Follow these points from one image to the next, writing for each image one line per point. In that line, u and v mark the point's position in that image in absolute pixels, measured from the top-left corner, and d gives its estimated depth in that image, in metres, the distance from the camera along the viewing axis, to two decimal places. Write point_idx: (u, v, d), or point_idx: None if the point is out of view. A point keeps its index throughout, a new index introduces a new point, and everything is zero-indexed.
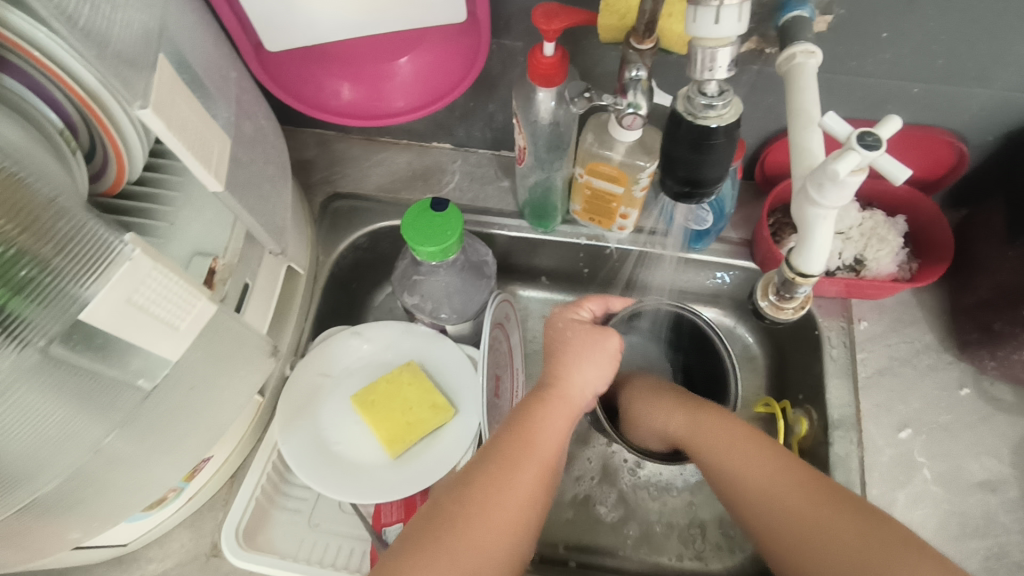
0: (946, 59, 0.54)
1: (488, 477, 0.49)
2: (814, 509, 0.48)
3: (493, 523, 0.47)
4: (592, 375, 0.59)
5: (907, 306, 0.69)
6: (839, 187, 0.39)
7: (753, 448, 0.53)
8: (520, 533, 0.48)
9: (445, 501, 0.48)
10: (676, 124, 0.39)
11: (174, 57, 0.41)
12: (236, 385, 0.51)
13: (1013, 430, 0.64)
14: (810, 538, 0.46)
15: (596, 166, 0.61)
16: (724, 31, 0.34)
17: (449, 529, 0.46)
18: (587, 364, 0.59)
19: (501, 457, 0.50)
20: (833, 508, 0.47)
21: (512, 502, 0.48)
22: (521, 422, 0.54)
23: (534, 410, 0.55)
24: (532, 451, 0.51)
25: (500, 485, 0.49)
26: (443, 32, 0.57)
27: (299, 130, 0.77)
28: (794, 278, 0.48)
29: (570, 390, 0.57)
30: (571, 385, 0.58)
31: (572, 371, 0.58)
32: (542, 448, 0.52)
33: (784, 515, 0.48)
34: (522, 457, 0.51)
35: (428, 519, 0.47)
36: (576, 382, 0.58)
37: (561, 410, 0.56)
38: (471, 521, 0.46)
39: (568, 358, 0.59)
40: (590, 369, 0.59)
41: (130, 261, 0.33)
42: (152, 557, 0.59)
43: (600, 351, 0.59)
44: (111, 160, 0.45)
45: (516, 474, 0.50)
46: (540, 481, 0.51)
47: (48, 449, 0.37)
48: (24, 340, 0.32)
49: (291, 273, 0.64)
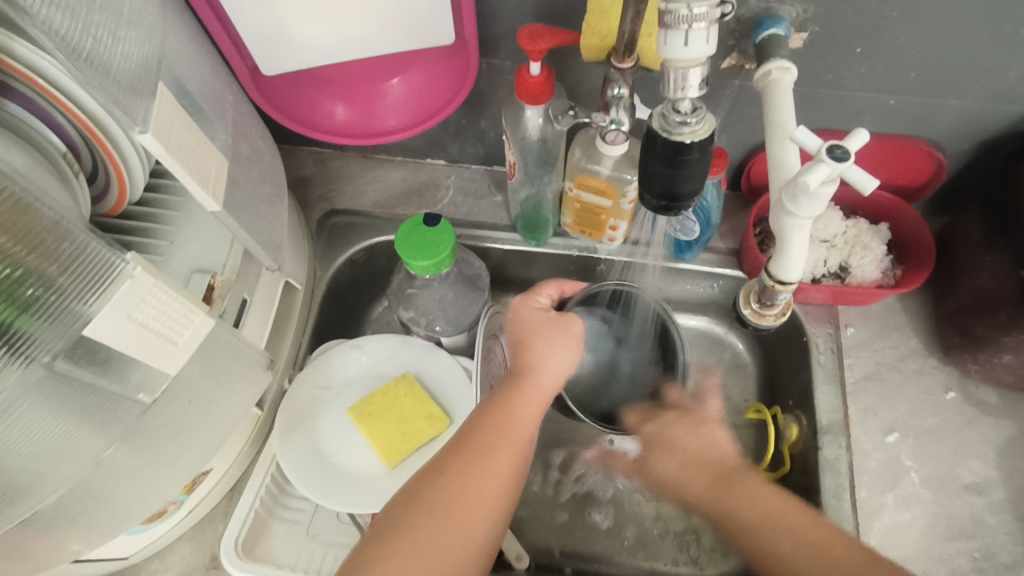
0: (919, 72, 0.56)
1: (459, 466, 0.50)
2: (770, 511, 0.51)
3: (472, 510, 0.48)
4: (562, 360, 0.59)
5: (892, 312, 0.71)
6: (812, 199, 0.41)
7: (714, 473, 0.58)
8: (492, 519, 0.49)
9: (420, 487, 0.49)
10: (651, 141, 0.41)
11: (172, 83, 0.43)
12: (233, 399, 0.52)
13: (999, 432, 0.65)
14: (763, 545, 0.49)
15: (584, 179, 0.63)
16: (694, 53, 0.36)
17: (422, 513, 0.47)
18: (556, 349, 0.60)
19: (475, 444, 0.51)
20: (785, 509, 0.51)
21: (488, 489, 0.49)
22: (496, 406, 0.54)
23: (510, 395, 0.55)
24: (504, 436, 0.52)
25: (472, 473, 0.50)
26: (434, 53, 0.59)
27: (296, 149, 0.79)
28: (773, 285, 0.50)
29: (542, 377, 0.58)
30: (543, 373, 0.58)
31: (543, 357, 0.59)
32: (516, 433, 0.53)
33: (743, 528, 0.52)
34: (497, 443, 0.52)
35: (402, 509, 0.48)
36: (549, 369, 0.59)
37: (535, 398, 0.56)
38: (448, 508, 0.48)
39: (538, 345, 0.60)
40: (561, 355, 0.59)
41: (132, 278, 0.35)
42: (153, 569, 0.60)
43: (565, 335, 0.61)
44: (112, 182, 0.47)
45: (487, 459, 0.51)
46: (513, 461, 0.52)
47: (50, 461, 0.38)
48: (30, 356, 0.34)
49: (289, 288, 0.66)
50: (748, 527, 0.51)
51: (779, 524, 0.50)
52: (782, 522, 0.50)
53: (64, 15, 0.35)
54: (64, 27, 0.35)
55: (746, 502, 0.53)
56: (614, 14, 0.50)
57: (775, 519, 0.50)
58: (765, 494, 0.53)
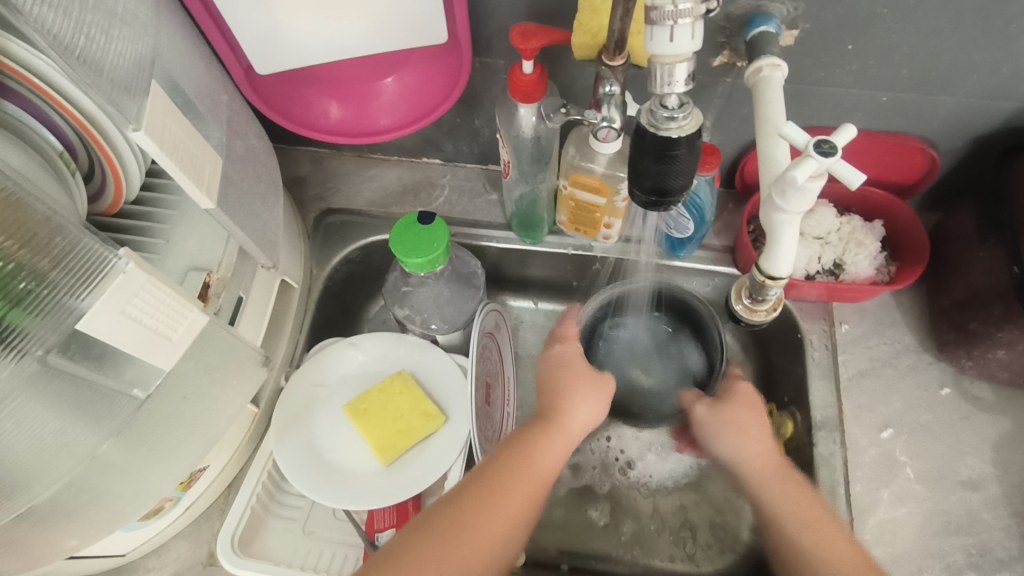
0: (910, 69, 0.56)
1: (473, 500, 0.50)
2: (814, 521, 0.52)
3: (477, 548, 0.48)
4: (591, 409, 0.59)
5: (887, 309, 0.71)
6: (800, 193, 0.41)
7: (778, 460, 0.57)
8: (502, 559, 0.49)
9: (433, 516, 0.49)
10: (641, 137, 0.41)
11: (167, 82, 0.43)
12: (228, 395, 0.52)
13: (994, 428, 0.65)
14: (798, 552, 0.51)
15: (578, 177, 0.63)
16: (680, 48, 0.37)
17: (432, 545, 0.47)
18: (586, 397, 0.59)
19: (492, 481, 0.51)
20: (829, 523, 0.52)
21: (496, 529, 0.49)
22: (519, 447, 0.54)
23: (533, 438, 0.55)
24: (521, 482, 0.52)
25: (487, 509, 0.50)
26: (428, 53, 0.59)
27: (292, 148, 0.79)
28: (764, 281, 0.50)
29: (570, 424, 0.57)
30: (571, 419, 0.57)
31: (570, 404, 0.58)
32: (532, 479, 0.53)
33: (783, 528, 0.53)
34: (513, 483, 0.51)
35: (413, 534, 0.48)
36: (577, 416, 0.58)
37: (558, 445, 0.55)
38: (454, 542, 0.48)
39: (566, 390, 0.59)
40: (589, 404, 0.58)
41: (124, 273, 0.36)
42: (150, 567, 0.60)
43: (597, 388, 0.60)
44: (109, 180, 0.47)
45: (500, 501, 0.50)
46: (527, 506, 0.51)
47: (45, 455, 0.38)
48: (23, 350, 0.34)
49: (284, 286, 0.66)
50: (800, 540, 0.52)
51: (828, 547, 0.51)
52: (823, 532, 0.51)
53: (56, 13, 0.35)
54: (57, 26, 0.36)
55: (793, 502, 0.54)
56: (605, 12, 0.50)
57: (816, 529, 0.52)
58: (811, 500, 0.54)
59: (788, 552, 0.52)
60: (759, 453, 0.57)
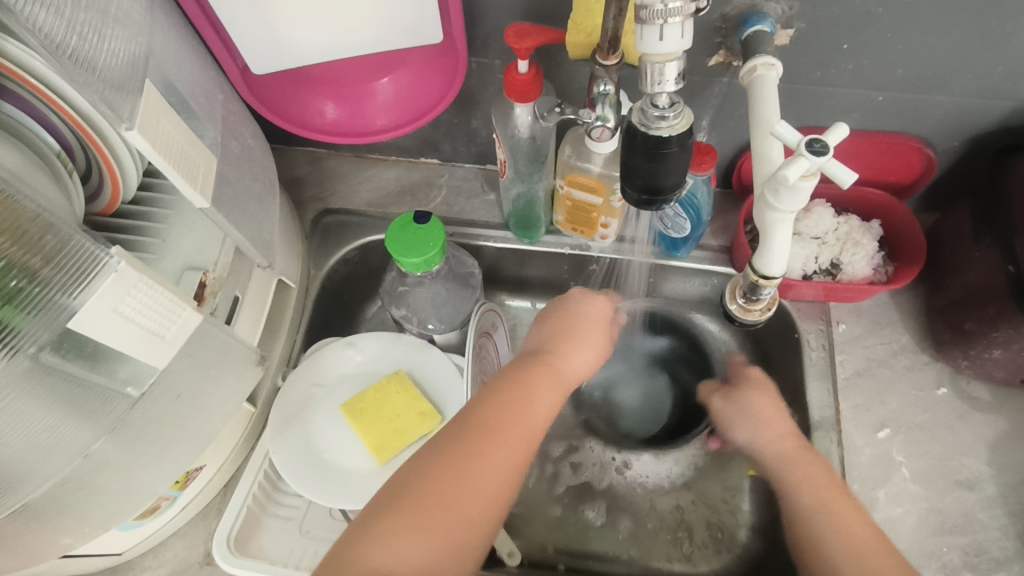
0: (906, 68, 0.56)
1: (469, 437, 0.51)
2: (828, 498, 0.54)
3: (462, 496, 0.47)
4: (583, 360, 0.63)
5: (884, 309, 0.71)
6: (792, 192, 0.41)
7: (795, 443, 0.60)
8: (490, 503, 0.49)
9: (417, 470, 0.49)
10: (631, 135, 0.41)
11: (160, 82, 0.44)
12: (223, 393, 0.52)
13: (991, 428, 0.65)
14: (815, 524, 0.53)
15: (574, 177, 0.63)
16: (669, 47, 0.37)
17: (424, 483, 0.48)
18: (581, 350, 0.63)
19: (479, 425, 0.51)
20: (843, 499, 0.54)
21: (493, 462, 0.50)
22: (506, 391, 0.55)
23: (524, 382, 0.56)
24: (513, 414, 0.53)
25: (470, 455, 0.49)
26: (424, 53, 0.59)
27: (290, 149, 0.79)
28: (757, 280, 0.50)
29: (563, 369, 0.61)
30: (567, 364, 0.61)
31: (569, 352, 0.62)
32: (530, 413, 0.54)
33: (798, 505, 0.55)
34: (497, 426, 0.52)
35: (398, 488, 0.48)
36: (572, 363, 0.62)
37: (551, 385, 0.58)
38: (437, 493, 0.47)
39: (566, 341, 0.63)
40: (581, 355, 0.63)
41: (116, 272, 0.36)
42: (147, 566, 0.60)
43: (591, 341, 0.64)
44: (106, 180, 0.48)
45: (485, 446, 0.50)
46: (515, 456, 0.51)
47: (38, 453, 0.38)
48: (15, 348, 0.34)
49: (282, 286, 0.66)
50: (813, 516, 0.53)
51: (838, 520, 0.52)
52: (838, 511, 0.53)
53: (49, 13, 0.36)
54: (48, 25, 0.36)
55: (809, 479, 0.56)
56: (599, 12, 0.50)
57: (831, 505, 0.53)
58: (827, 477, 0.56)
59: (800, 523, 0.54)
60: (778, 437, 0.61)
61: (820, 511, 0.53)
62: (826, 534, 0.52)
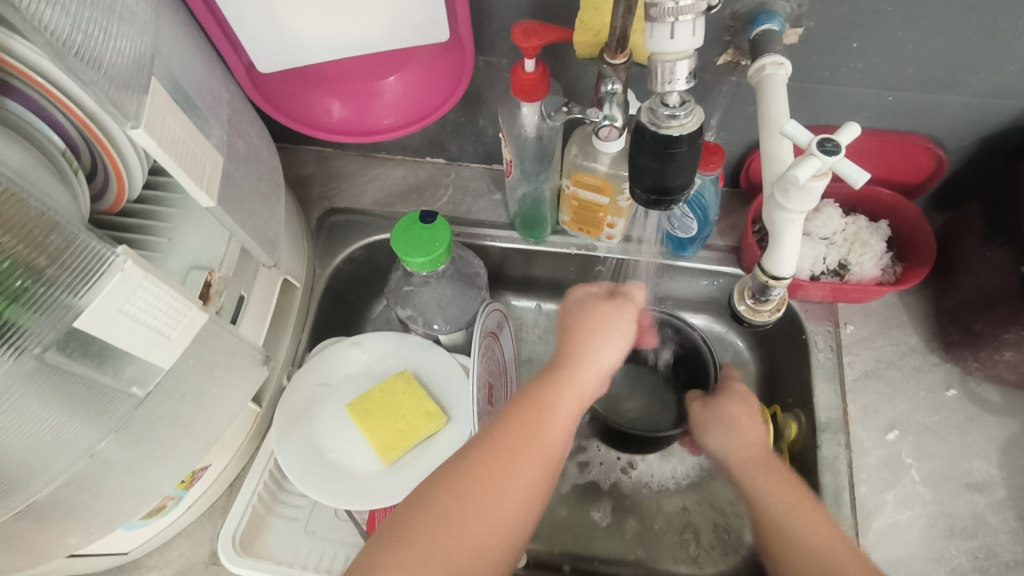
0: (916, 67, 0.55)
1: (492, 460, 0.49)
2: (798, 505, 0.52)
3: (486, 521, 0.47)
4: (609, 351, 0.58)
5: (892, 309, 0.70)
6: (803, 192, 0.41)
7: (763, 451, 0.58)
8: (513, 529, 0.48)
9: (434, 490, 0.48)
10: (640, 135, 0.41)
11: (167, 81, 0.43)
12: (228, 393, 0.52)
13: (1001, 430, 0.65)
14: (778, 530, 0.51)
15: (581, 177, 0.63)
16: (680, 46, 0.36)
17: (449, 509, 0.47)
18: (604, 343, 0.58)
19: (502, 444, 0.50)
20: (812, 507, 0.52)
21: (512, 492, 0.48)
22: (525, 405, 0.53)
23: (544, 394, 0.54)
24: (531, 438, 0.51)
25: (493, 478, 0.48)
26: (431, 51, 0.59)
27: (296, 147, 0.79)
28: (767, 281, 0.50)
29: (583, 371, 0.56)
30: (589, 360, 0.57)
31: (589, 348, 0.58)
32: (554, 428, 0.52)
33: (767, 514, 0.52)
34: (522, 446, 0.50)
35: (416, 512, 0.47)
36: (596, 357, 0.57)
37: (572, 397, 0.55)
38: (460, 517, 0.46)
39: (584, 336, 0.58)
40: (606, 348, 0.58)
41: (122, 271, 0.36)
42: (152, 565, 0.60)
43: (615, 328, 0.59)
44: (111, 179, 0.47)
45: (508, 469, 0.49)
46: (538, 477, 0.50)
47: (43, 453, 0.38)
48: (20, 348, 0.34)
49: (287, 285, 0.66)
50: (773, 518, 0.52)
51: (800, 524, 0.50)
52: (802, 516, 0.51)
53: (56, 11, 0.35)
54: (56, 23, 0.35)
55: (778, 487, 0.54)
56: (607, 10, 0.50)
57: (798, 512, 0.51)
58: (794, 484, 0.54)
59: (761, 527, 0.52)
60: (749, 446, 0.58)
61: (783, 515, 0.51)
62: (790, 539, 0.50)
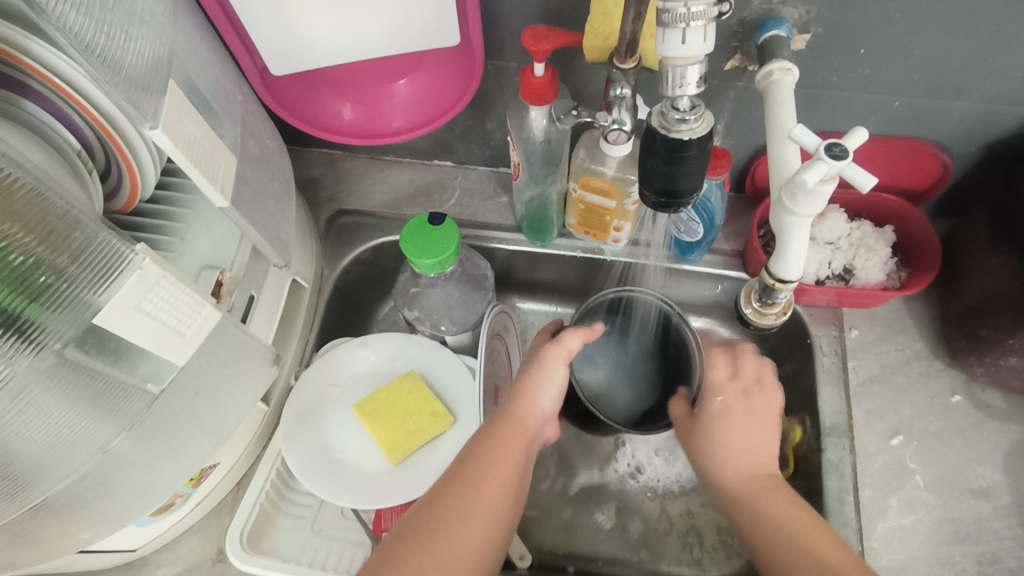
0: (923, 74, 0.56)
1: (453, 491, 0.48)
2: (793, 513, 0.50)
3: (456, 542, 0.45)
4: (545, 397, 0.55)
5: (897, 315, 0.71)
6: (810, 196, 0.41)
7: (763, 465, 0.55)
8: (482, 552, 0.46)
9: (411, 523, 0.47)
10: (651, 138, 0.42)
11: (183, 82, 0.44)
12: (239, 391, 0.52)
13: (1005, 436, 0.65)
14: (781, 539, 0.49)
15: (588, 180, 0.63)
16: (692, 51, 0.37)
17: (418, 536, 0.46)
18: (540, 385, 0.55)
19: (462, 476, 0.50)
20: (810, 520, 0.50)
21: (474, 516, 0.47)
22: (480, 442, 0.52)
23: (495, 430, 0.53)
24: (488, 464, 0.50)
25: (461, 505, 0.48)
26: (441, 55, 0.60)
27: (305, 150, 0.80)
28: (773, 283, 0.50)
29: (524, 411, 0.54)
30: (525, 404, 0.55)
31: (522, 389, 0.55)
32: (510, 457, 0.51)
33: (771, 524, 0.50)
34: (480, 476, 0.49)
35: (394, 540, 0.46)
36: (530, 403, 0.55)
37: (515, 432, 0.53)
38: (434, 539, 0.45)
39: (523, 380, 0.56)
40: (541, 393, 0.55)
41: (141, 269, 0.36)
42: (160, 562, 0.61)
43: (551, 362, 0.56)
44: (125, 180, 0.48)
45: (469, 497, 0.48)
46: (498, 504, 0.49)
47: (60, 449, 0.39)
48: (40, 343, 0.34)
49: (296, 286, 0.67)
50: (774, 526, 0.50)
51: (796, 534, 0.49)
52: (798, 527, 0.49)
53: (79, 13, 0.36)
54: (78, 25, 0.36)
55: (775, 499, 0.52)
56: (617, 15, 0.51)
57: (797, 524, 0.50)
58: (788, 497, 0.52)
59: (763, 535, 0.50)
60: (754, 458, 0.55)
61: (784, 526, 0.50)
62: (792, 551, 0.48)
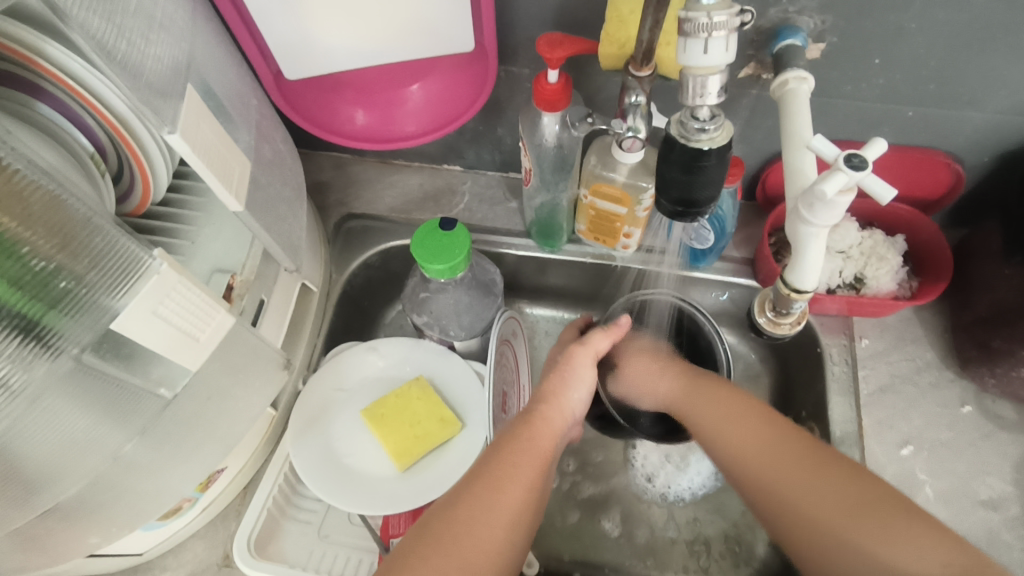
0: (938, 84, 0.56)
1: (474, 489, 0.48)
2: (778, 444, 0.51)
3: (478, 543, 0.45)
4: (579, 394, 0.57)
5: (907, 324, 0.70)
6: (829, 207, 0.41)
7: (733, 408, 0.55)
8: (505, 553, 0.46)
9: (430, 522, 0.46)
10: (669, 146, 0.42)
11: (200, 86, 0.44)
12: (249, 396, 0.52)
13: (1016, 447, 0.65)
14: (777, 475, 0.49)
15: (599, 186, 0.63)
16: (713, 60, 0.37)
17: (438, 535, 0.45)
18: (573, 385, 0.57)
19: (486, 474, 0.49)
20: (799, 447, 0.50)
21: (499, 516, 0.47)
22: (506, 439, 0.52)
23: (521, 428, 0.53)
24: (514, 465, 0.50)
25: (484, 503, 0.47)
26: (454, 61, 0.60)
27: (315, 153, 0.80)
28: (788, 293, 0.50)
29: (552, 411, 0.55)
30: (558, 402, 0.56)
31: (557, 386, 0.57)
32: (535, 454, 0.51)
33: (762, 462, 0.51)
34: (507, 476, 0.49)
35: (411, 540, 0.45)
36: (565, 399, 0.56)
37: (544, 430, 0.53)
38: (455, 539, 0.45)
39: (554, 377, 0.58)
40: (573, 390, 0.57)
41: (158, 274, 0.36)
42: (167, 566, 0.61)
43: (580, 362, 0.58)
44: (137, 183, 0.48)
45: (495, 496, 0.48)
46: (522, 506, 0.48)
47: (72, 454, 0.38)
48: (58, 348, 0.34)
49: (305, 290, 0.67)
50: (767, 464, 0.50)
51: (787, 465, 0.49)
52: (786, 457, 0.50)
53: (100, 18, 0.36)
54: (100, 30, 0.36)
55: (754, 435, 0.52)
56: (632, 23, 0.50)
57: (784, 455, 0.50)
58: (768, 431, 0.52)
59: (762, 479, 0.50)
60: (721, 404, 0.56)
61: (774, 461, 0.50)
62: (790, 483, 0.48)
